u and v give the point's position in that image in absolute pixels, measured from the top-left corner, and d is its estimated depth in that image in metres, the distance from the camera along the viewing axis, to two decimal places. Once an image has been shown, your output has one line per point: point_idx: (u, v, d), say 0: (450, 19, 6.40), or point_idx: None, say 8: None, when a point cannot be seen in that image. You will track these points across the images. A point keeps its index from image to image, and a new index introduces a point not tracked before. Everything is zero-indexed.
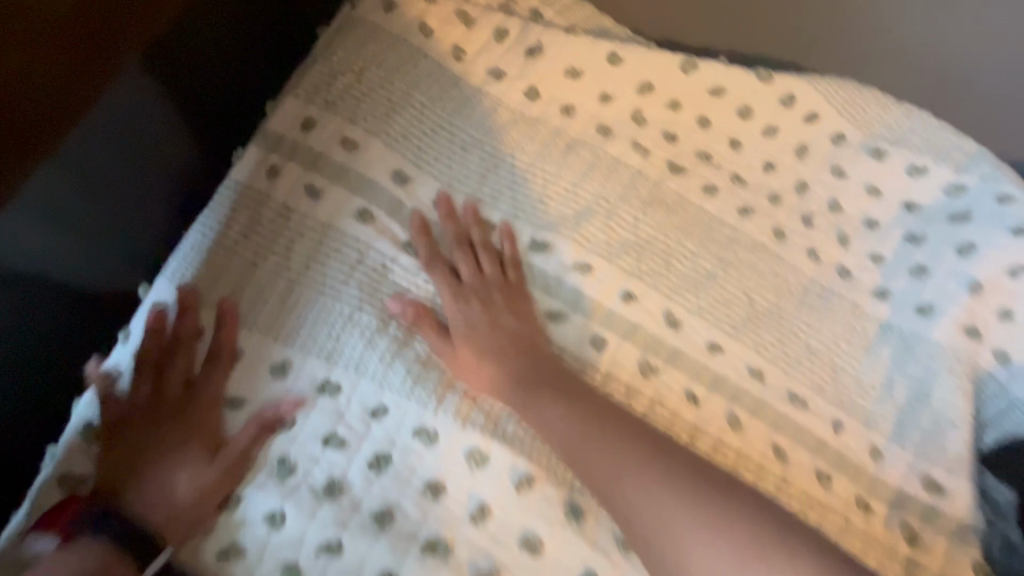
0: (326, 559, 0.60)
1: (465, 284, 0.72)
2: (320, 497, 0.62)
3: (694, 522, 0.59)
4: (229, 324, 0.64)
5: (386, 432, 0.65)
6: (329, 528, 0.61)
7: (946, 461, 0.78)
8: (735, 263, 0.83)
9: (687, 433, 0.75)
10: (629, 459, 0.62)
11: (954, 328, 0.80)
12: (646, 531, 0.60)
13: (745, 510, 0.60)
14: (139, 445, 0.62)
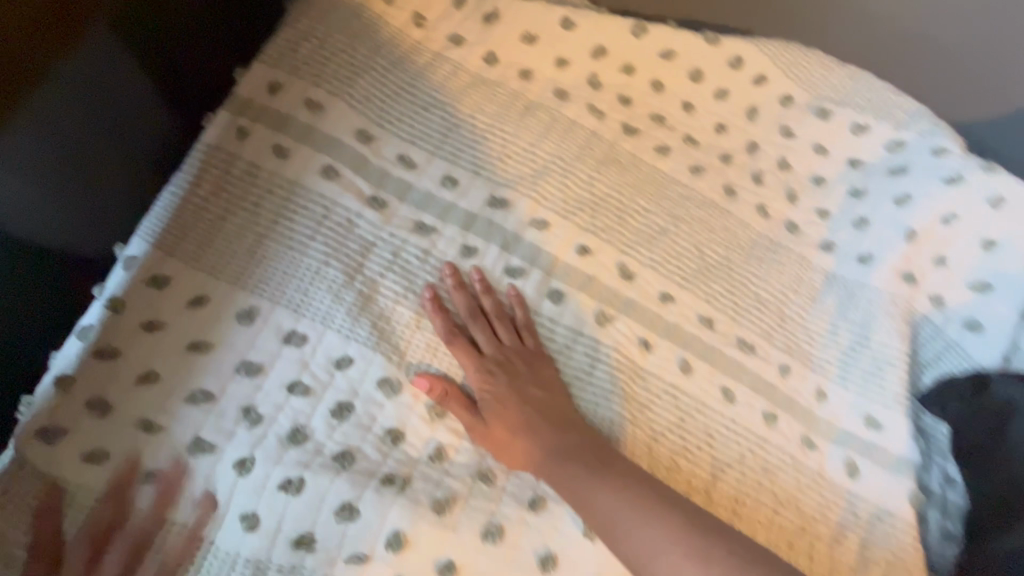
0: (287, 497, 0.64)
1: (487, 356, 0.73)
2: (286, 443, 0.66)
3: (681, 545, 0.63)
4: (202, 273, 0.69)
5: (350, 381, 0.70)
6: (292, 469, 0.65)
7: (886, 398, 0.83)
8: (687, 219, 0.87)
9: (644, 381, 0.78)
10: (619, 484, 0.67)
11: (892, 274, 0.85)
12: (635, 555, 0.64)
13: (726, 535, 0.64)
14: (117, 393, 0.64)
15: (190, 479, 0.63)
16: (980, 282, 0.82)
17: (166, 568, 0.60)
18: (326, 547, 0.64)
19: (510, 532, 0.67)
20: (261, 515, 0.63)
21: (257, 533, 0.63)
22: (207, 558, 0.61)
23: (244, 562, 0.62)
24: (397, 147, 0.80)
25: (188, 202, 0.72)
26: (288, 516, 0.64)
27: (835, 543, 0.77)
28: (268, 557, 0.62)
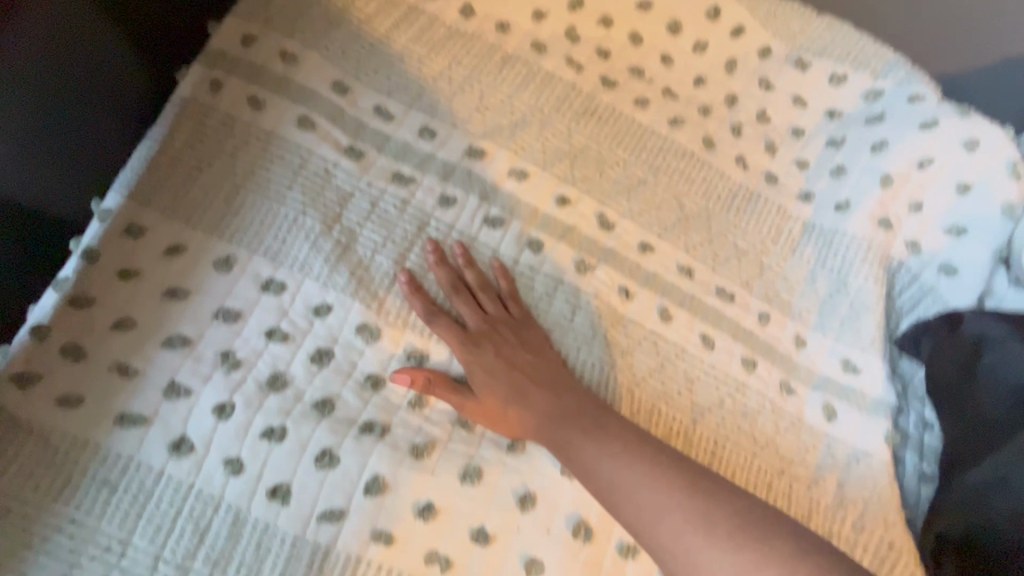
0: (269, 445, 0.63)
1: (472, 329, 0.71)
2: (267, 388, 0.65)
3: (684, 509, 0.58)
4: (178, 223, 0.69)
5: (329, 329, 0.69)
6: (275, 416, 0.64)
7: (861, 342, 0.84)
8: (665, 169, 0.87)
9: (627, 328, 0.77)
10: (617, 446, 0.63)
11: (870, 220, 0.85)
12: (636, 519, 0.60)
13: (733, 501, 0.59)
14: (95, 341, 0.64)
15: (168, 424, 0.62)
16: (955, 227, 0.83)
17: (141, 514, 0.59)
18: (306, 494, 0.62)
19: (488, 474, 0.67)
20: (245, 459, 0.62)
21: (240, 478, 0.61)
22: (188, 502, 0.60)
23: (227, 506, 0.60)
24: (373, 99, 0.79)
25: (164, 154, 0.71)
26: (269, 462, 0.62)
27: (814, 485, 0.78)
28: (247, 505, 0.61)
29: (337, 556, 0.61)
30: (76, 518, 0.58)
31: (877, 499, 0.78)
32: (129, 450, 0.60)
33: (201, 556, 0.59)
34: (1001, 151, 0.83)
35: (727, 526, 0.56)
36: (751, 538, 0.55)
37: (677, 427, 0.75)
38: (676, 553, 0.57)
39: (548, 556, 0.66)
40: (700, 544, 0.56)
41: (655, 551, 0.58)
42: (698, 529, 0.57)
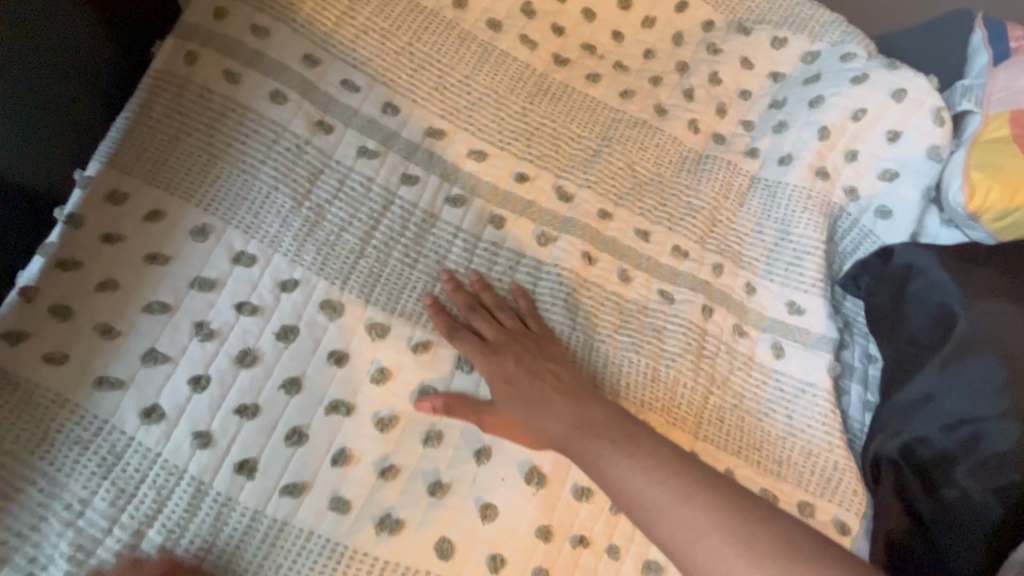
0: (241, 420, 0.65)
1: (493, 343, 0.73)
2: (236, 364, 0.67)
3: (726, 533, 0.56)
4: (156, 189, 0.73)
5: (294, 306, 0.71)
6: (247, 393, 0.67)
7: (806, 284, 0.89)
8: (619, 139, 0.92)
9: (586, 289, 0.82)
10: (649, 462, 0.62)
11: (808, 171, 0.91)
12: (671, 537, 0.58)
13: (777, 526, 0.57)
14: (74, 298, 0.66)
15: (142, 391, 0.64)
16: (888, 172, 0.90)
17: (118, 472, 0.62)
18: (272, 469, 0.65)
19: (447, 434, 0.71)
20: (215, 433, 0.64)
21: (208, 451, 0.64)
22: (154, 470, 0.62)
23: (189, 478, 0.63)
24: (341, 73, 0.83)
25: (147, 126, 0.75)
26: (238, 439, 0.65)
27: (764, 417, 0.84)
28: (210, 479, 0.63)
29: (292, 529, 0.64)
30: (50, 473, 0.60)
31: (823, 426, 0.83)
32: (105, 414, 0.63)
33: (156, 526, 0.61)
34: (926, 99, 0.90)
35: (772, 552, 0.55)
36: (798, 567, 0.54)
37: (658, 374, 0.80)
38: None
39: (501, 499, 0.69)
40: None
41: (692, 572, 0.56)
42: (743, 556, 0.55)
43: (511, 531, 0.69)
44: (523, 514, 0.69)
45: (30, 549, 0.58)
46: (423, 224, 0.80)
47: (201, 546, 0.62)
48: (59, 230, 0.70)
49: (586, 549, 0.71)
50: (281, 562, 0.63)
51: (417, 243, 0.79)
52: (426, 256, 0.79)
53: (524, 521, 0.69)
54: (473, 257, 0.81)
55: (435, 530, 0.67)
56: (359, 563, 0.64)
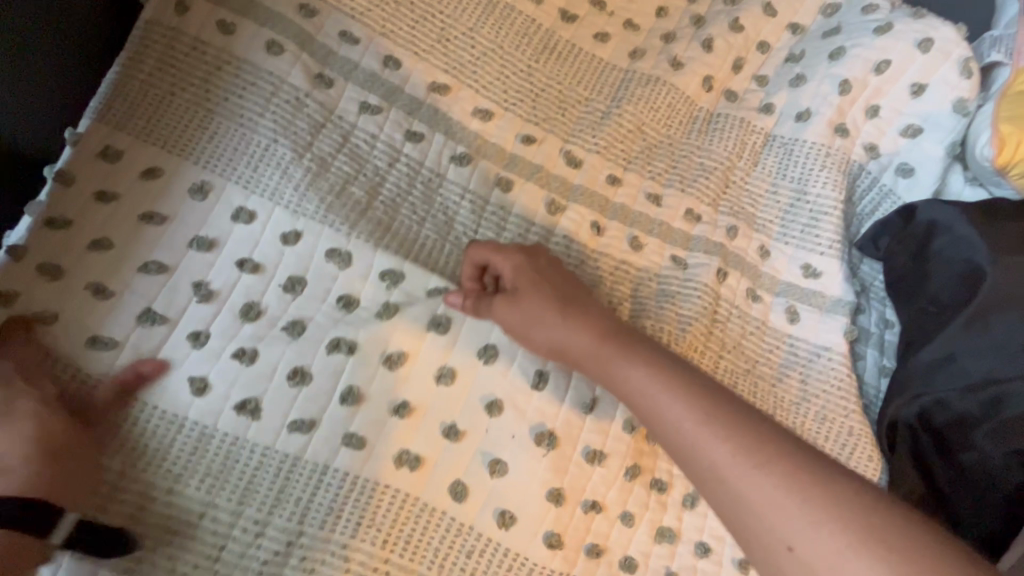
0: (241, 366, 0.64)
1: (515, 250, 0.69)
2: (241, 318, 0.66)
3: (796, 467, 0.52)
4: (150, 145, 0.70)
5: (300, 256, 0.69)
6: (247, 341, 0.65)
7: (822, 246, 0.86)
8: (632, 98, 0.87)
9: (595, 256, 0.79)
10: (688, 391, 0.59)
11: (826, 127, 0.86)
12: (731, 459, 0.53)
13: (848, 472, 0.53)
14: (67, 257, 0.64)
15: (138, 348, 0.62)
16: (911, 127, 0.86)
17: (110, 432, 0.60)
18: (275, 409, 0.64)
19: (462, 372, 0.69)
20: (212, 381, 0.63)
21: (206, 398, 0.62)
22: (152, 421, 0.61)
23: (190, 426, 0.62)
24: (339, 24, 0.79)
25: (140, 81, 0.72)
26: (237, 385, 0.63)
27: (778, 382, 0.82)
28: (214, 424, 0.62)
29: (304, 466, 0.63)
30: None
31: (838, 391, 0.81)
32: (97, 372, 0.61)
33: (162, 470, 0.60)
34: (953, 49, 0.86)
35: (850, 491, 0.50)
36: (877, 514, 0.49)
37: (674, 337, 0.77)
38: (780, 510, 0.50)
39: (512, 458, 0.67)
40: (817, 513, 0.49)
41: (749, 501, 0.51)
42: (815, 490, 0.50)
43: (522, 490, 0.67)
44: (533, 474, 0.67)
45: None
46: (429, 183, 0.78)
47: (211, 484, 0.61)
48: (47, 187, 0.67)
49: (598, 514, 0.69)
50: (298, 496, 0.62)
51: (426, 201, 0.77)
52: (436, 215, 0.77)
53: (535, 483, 0.67)
54: (481, 219, 0.78)
55: (449, 475, 0.66)
56: (381, 498, 0.63)
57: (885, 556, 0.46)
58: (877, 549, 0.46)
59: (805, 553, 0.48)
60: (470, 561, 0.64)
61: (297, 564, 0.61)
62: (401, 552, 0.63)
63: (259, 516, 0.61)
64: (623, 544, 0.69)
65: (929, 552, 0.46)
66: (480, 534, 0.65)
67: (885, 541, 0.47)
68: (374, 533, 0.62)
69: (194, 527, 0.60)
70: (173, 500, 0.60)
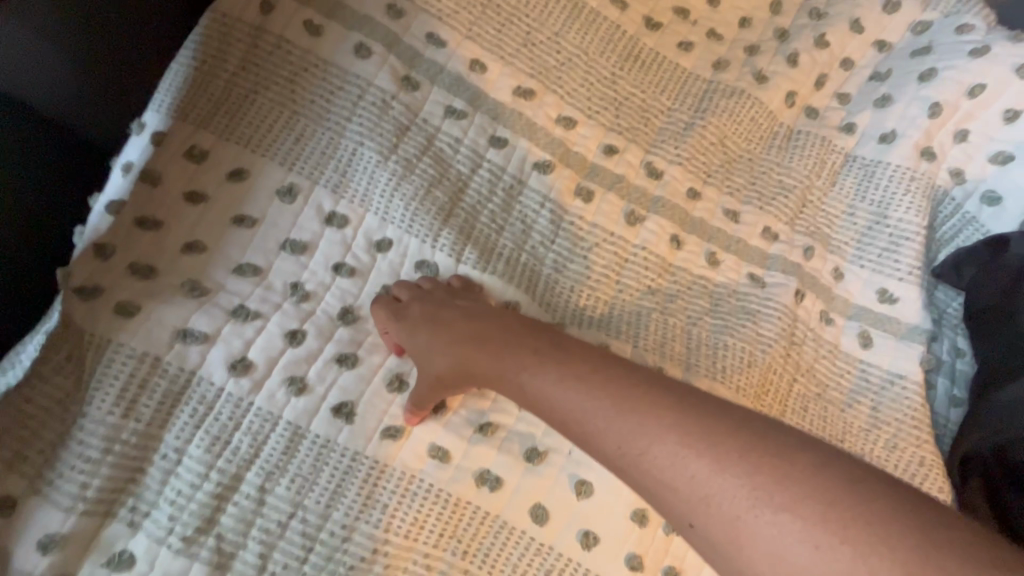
0: (341, 369, 0.67)
1: (407, 302, 0.68)
2: (338, 321, 0.69)
3: (705, 438, 0.51)
4: (221, 142, 0.70)
5: (391, 264, 0.71)
6: (347, 344, 0.68)
7: (900, 271, 0.84)
8: (715, 111, 0.85)
9: (672, 271, 0.79)
10: (580, 377, 0.58)
11: (912, 150, 0.85)
12: (618, 452, 0.53)
13: (739, 420, 0.52)
14: (150, 253, 0.65)
15: (230, 344, 0.64)
16: (1002, 154, 0.84)
17: (212, 431, 0.62)
18: (371, 414, 0.67)
19: None
20: (310, 381, 0.66)
21: (305, 398, 0.65)
22: (247, 417, 0.63)
23: (285, 424, 0.64)
24: (426, 26, 0.78)
25: (222, 74, 0.72)
26: (336, 385, 0.67)
27: (848, 408, 0.80)
28: (309, 423, 0.65)
29: (394, 472, 0.65)
30: (140, 428, 0.60)
31: (911, 420, 0.79)
32: (192, 366, 0.63)
33: (254, 468, 0.62)
34: None
35: (776, 453, 0.49)
36: (772, 465, 0.48)
37: (754, 358, 0.76)
38: (676, 492, 0.50)
39: (597, 477, 0.68)
40: (748, 487, 0.47)
41: (648, 486, 0.52)
42: (729, 445, 0.50)
43: (606, 510, 0.67)
44: (618, 493, 0.67)
45: (128, 513, 0.59)
46: (510, 189, 0.77)
47: (300, 486, 0.63)
48: (130, 185, 0.67)
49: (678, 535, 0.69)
50: (385, 502, 0.64)
51: (504, 210, 0.76)
52: (514, 224, 0.76)
53: (619, 503, 0.67)
54: (559, 229, 0.77)
55: (529, 497, 0.66)
56: (464, 510, 0.65)
57: (781, 507, 0.46)
58: (774, 506, 0.46)
59: (704, 532, 0.48)
60: None
61: (382, 570, 0.63)
62: (480, 563, 0.64)
63: (346, 521, 0.63)
64: (697, 565, 0.69)
65: (840, 499, 0.46)
66: (560, 553, 0.65)
67: (780, 494, 0.47)
68: (456, 543, 0.65)
69: (282, 528, 0.62)
70: (269, 501, 0.62)
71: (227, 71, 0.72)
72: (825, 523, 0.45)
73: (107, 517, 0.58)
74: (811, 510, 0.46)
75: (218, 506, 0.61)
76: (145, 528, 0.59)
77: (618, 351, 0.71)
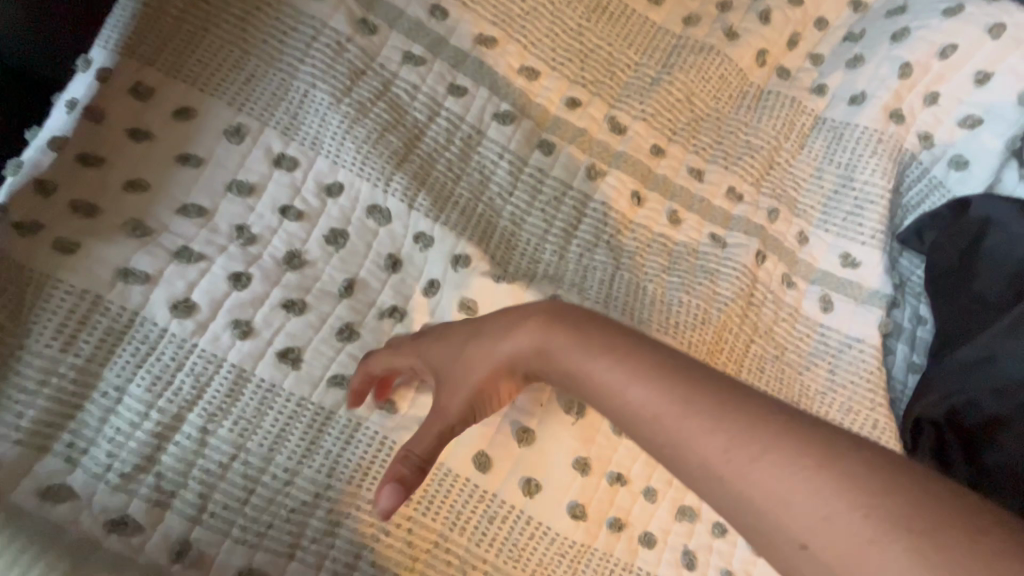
0: (288, 315, 0.66)
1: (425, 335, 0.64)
2: (284, 265, 0.67)
3: (814, 447, 0.42)
4: (168, 80, 0.68)
5: (342, 209, 0.70)
6: (293, 290, 0.67)
7: (864, 235, 0.83)
8: (683, 66, 0.84)
9: (631, 228, 0.78)
10: (659, 369, 0.50)
11: (882, 112, 0.83)
12: (722, 458, 0.43)
13: (871, 444, 0.42)
14: (91, 189, 0.63)
15: (173, 285, 0.63)
16: (970, 118, 0.83)
17: (153, 371, 0.61)
18: (317, 360, 0.66)
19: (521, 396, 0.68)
20: (256, 326, 0.65)
21: (252, 342, 0.64)
22: (190, 359, 0.62)
23: (228, 366, 0.63)
24: None
25: (172, 11, 0.70)
26: (283, 331, 0.65)
27: (805, 370, 0.80)
28: (253, 367, 0.64)
29: (339, 419, 0.65)
30: (77, 364, 0.59)
31: (866, 383, 0.79)
32: (133, 306, 0.62)
33: (196, 410, 0.62)
34: None
35: (895, 466, 0.40)
36: (899, 483, 0.39)
37: (708, 316, 0.75)
38: (790, 508, 0.40)
39: (540, 425, 0.68)
40: (879, 506, 0.38)
41: (753, 506, 0.42)
42: (846, 455, 0.41)
43: (548, 458, 0.67)
44: (560, 441, 0.68)
45: (62, 449, 0.58)
46: (468, 139, 0.75)
47: (243, 429, 0.62)
48: (73, 121, 0.65)
49: (622, 487, 0.69)
50: (328, 448, 0.64)
51: (461, 159, 0.75)
52: (470, 174, 0.75)
53: (561, 452, 0.68)
54: (518, 181, 0.76)
55: (473, 446, 0.66)
56: None
57: (924, 534, 0.36)
58: (915, 530, 0.36)
59: (826, 556, 0.38)
60: (492, 527, 0.65)
61: (324, 515, 0.62)
62: (423, 511, 0.64)
63: (289, 464, 0.63)
64: (643, 519, 0.70)
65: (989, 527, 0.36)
66: (503, 500, 0.66)
67: (919, 516, 0.37)
68: None
69: (224, 469, 0.61)
70: (212, 442, 0.61)
71: (178, 9, 0.70)
72: (984, 554, 0.35)
73: (42, 453, 0.57)
74: (954, 536, 0.36)
75: (158, 446, 0.60)
76: (81, 464, 0.58)
77: (569, 303, 0.70)
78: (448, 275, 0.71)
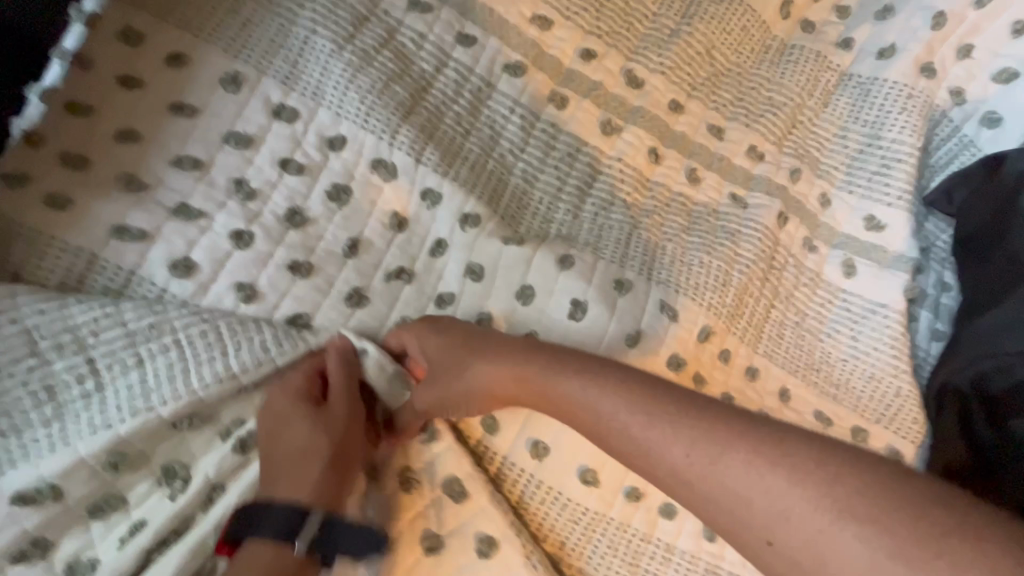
0: (292, 277, 0.62)
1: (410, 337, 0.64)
2: (286, 223, 0.63)
3: (775, 450, 0.44)
4: (159, 24, 0.64)
5: (345, 165, 0.66)
6: (296, 249, 0.63)
7: (890, 197, 0.79)
8: (704, 18, 0.80)
9: (649, 188, 0.75)
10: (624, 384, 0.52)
11: (912, 65, 0.80)
12: (686, 463, 0.46)
13: (829, 442, 0.44)
14: (82, 141, 0.60)
15: (171, 244, 0.59)
16: (1006, 72, 0.79)
17: None
18: (321, 323, 0.63)
19: None
20: (260, 288, 0.61)
21: (256, 304, 0.61)
22: None
23: None
24: None
25: None
26: (286, 293, 0.62)
27: (825, 338, 0.77)
28: None
29: None
30: None
31: (891, 350, 0.75)
32: (130, 265, 0.59)
33: None
34: None
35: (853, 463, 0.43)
36: (858, 482, 0.41)
37: (729, 280, 0.72)
38: (753, 508, 0.43)
39: None
40: (837, 504, 0.41)
41: (719, 506, 0.45)
42: (805, 457, 0.43)
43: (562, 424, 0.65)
44: None
45: None
46: (478, 93, 0.71)
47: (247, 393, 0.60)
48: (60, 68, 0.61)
49: None
50: None
51: (471, 113, 0.71)
52: (480, 129, 0.71)
53: None
54: (530, 138, 0.72)
55: None
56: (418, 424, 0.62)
57: (880, 528, 0.39)
58: (874, 523, 0.39)
59: (790, 552, 0.41)
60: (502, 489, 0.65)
61: None
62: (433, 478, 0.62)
63: None
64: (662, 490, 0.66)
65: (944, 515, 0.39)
66: (513, 462, 0.65)
67: (876, 510, 0.40)
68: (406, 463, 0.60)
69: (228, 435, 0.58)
70: (218, 407, 0.59)
71: None
72: (940, 538, 0.38)
73: None
74: (908, 526, 0.39)
75: None
76: None
77: (584, 264, 0.67)
78: (457, 234, 0.67)
